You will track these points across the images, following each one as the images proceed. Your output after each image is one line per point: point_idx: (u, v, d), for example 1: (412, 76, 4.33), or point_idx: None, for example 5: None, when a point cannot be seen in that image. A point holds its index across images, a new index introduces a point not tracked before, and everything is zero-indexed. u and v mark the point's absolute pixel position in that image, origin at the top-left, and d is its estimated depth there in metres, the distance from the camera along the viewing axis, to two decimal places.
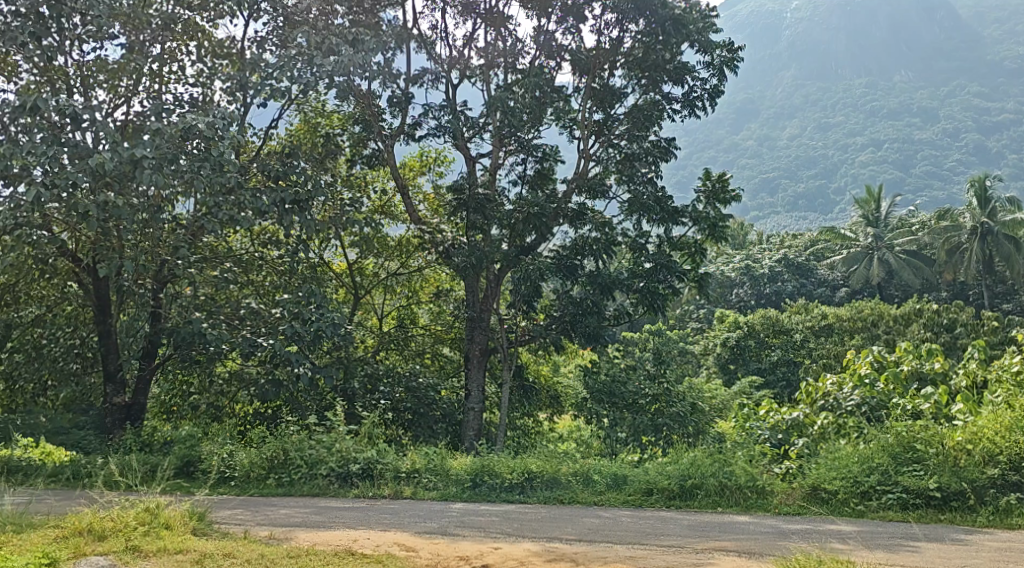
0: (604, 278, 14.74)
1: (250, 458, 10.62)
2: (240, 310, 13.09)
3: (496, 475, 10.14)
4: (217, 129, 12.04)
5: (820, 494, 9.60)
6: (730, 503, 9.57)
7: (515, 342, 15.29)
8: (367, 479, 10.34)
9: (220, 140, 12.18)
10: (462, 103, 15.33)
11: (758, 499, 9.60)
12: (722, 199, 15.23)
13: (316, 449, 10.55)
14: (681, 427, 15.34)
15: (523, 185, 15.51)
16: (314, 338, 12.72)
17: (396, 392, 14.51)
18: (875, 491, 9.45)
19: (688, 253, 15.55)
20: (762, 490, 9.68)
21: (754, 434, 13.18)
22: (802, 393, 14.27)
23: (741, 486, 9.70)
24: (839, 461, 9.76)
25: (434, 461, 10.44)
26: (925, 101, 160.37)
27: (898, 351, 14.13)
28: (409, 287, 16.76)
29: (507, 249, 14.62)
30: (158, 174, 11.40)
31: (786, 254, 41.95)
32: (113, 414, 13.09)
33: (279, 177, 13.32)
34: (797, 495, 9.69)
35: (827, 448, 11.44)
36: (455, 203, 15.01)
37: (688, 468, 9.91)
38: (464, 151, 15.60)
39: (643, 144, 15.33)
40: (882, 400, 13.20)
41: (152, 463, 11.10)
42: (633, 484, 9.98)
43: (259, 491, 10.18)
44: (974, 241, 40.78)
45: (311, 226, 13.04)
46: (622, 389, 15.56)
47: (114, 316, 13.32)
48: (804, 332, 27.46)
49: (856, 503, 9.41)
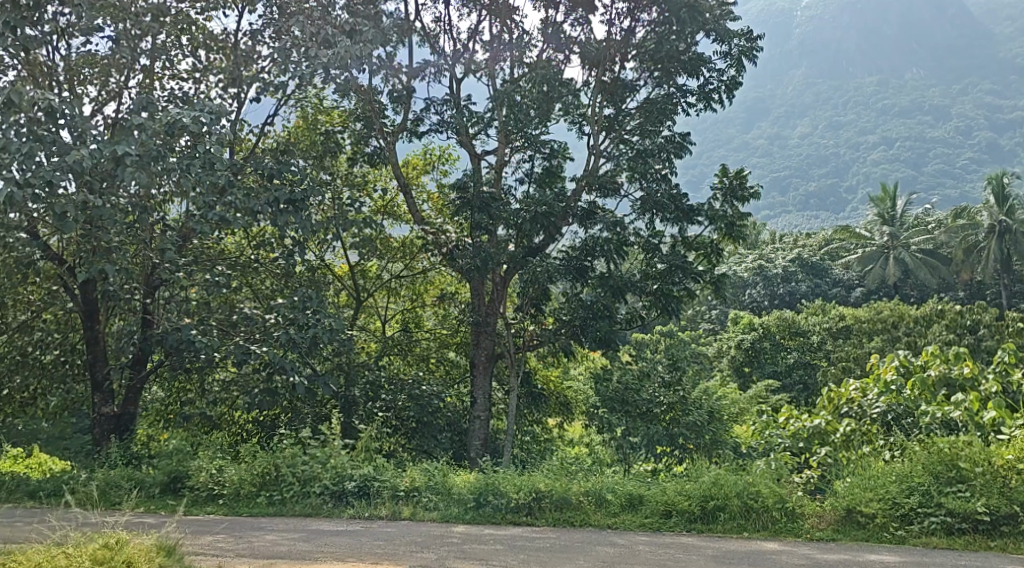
0: (614, 280, 14.12)
1: (240, 475, 9.96)
2: (232, 316, 12.39)
3: (501, 495, 9.42)
4: (203, 123, 11.20)
5: (853, 515, 8.90)
6: (756, 528, 8.88)
7: (522, 347, 14.70)
8: (363, 498, 9.65)
9: (208, 135, 11.44)
10: (466, 97, 14.83)
11: (788, 522, 8.93)
12: (740, 197, 14.47)
13: (311, 465, 9.88)
14: (697, 436, 14.68)
15: (530, 183, 14.81)
16: (310, 346, 12.02)
17: (399, 400, 13.84)
18: (916, 514, 8.75)
19: (704, 254, 14.79)
20: (791, 511, 8.99)
21: (774, 444, 12.48)
22: (823, 399, 13.48)
23: (766, 506, 9.00)
24: (875, 478, 9.05)
25: (435, 478, 9.72)
26: (935, 100, 159.27)
27: (924, 355, 13.35)
28: (413, 289, 16.08)
29: (514, 250, 13.93)
30: (141, 172, 10.64)
31: (801, 253, 41.10)
32: (102, 425, 12.43)
33: (275, 175, 12.52)
34: (829, 517, 8.99)
35: (859, 466, 10.66)
36: (457, 201, 14.24)
37: (710, 487, 9.19)
38: (469, 148, 15.09)
39: (657, 140, 14.53)
40: (909, 408, 12.49)
41: (137, 480, 10.44)
42: (649, 506, 9.29)
43: (249, 512, 9.51)
44: (991, 241, 39.94)
45: (306, 227, 12.27)
46: (636, 398, 14.93)
47: (103, 321, 12.67)
48: (820, 334, 26.78)
49: (896, 528, 8.70)
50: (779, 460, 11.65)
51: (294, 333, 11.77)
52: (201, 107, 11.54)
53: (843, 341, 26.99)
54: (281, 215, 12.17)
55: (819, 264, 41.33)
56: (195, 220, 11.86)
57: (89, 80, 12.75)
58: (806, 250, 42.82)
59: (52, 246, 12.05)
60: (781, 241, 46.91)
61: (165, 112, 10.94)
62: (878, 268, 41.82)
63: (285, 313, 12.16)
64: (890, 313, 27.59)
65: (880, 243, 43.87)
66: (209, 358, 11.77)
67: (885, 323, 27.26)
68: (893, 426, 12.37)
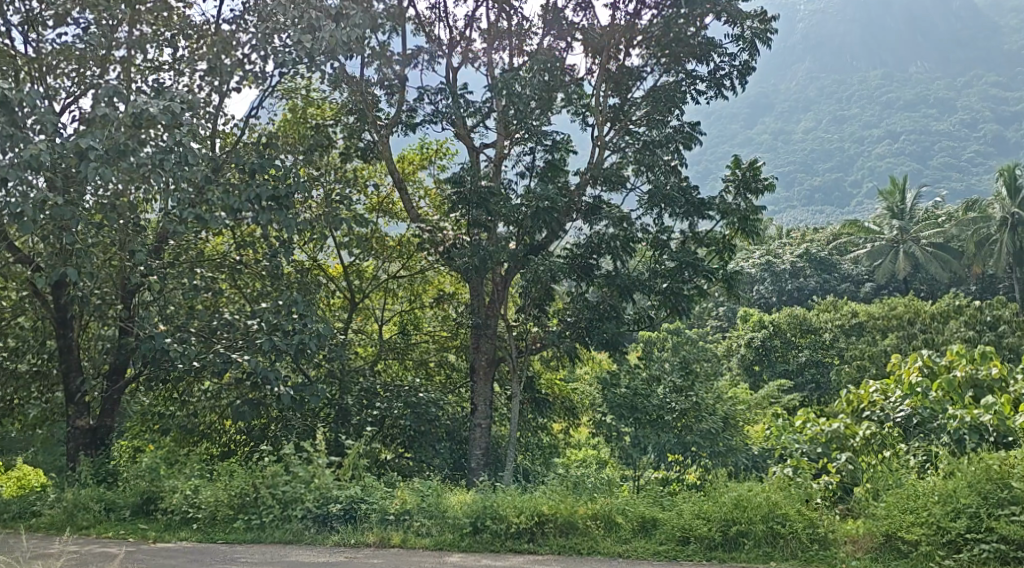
0: (621, 279, 13.37)
1: (217, 496, 9.19)
2: (212, 322, 11.56)
3: (500, 519, 8.67)
4: (176, 112, 10.25)
5: (894, 542, 8.20)
6: (784, 557, 8.20)
7: (525, 351, 13.83)
8: (349, 523, 8.87)
9: (181, 126, 10.46)
10: (463, 86, 13.94)
11: (820, 549, 8.24)
12: (754, 189, 13.62)
13: (293, 486, 9.11)
14: (710, 444, 13.74)
15: (532, 178, 13.95)
16: (296, 353, 11.14)
17: (394, 408, 13.04)
18: (965, 540, 7.94)
19: (716, 251, 13.80)
20: (823, 538, 8.31)
21: (790, 448, 11.67)
22: (842, 402, 12.76)
23: (795, 531, 8.32)
24: (915, 499, 8.29)
25: (429, 500, 8.92)
26: (939, 92, 158.20)
27: (948, 355, 12.48)
28: (410, 290, 15.24)
29: (514, 248, 13.05)
30: (107, 168, 9.72)
31: (810, 248, 40.22)
32: (77, 438, 11.61)
33: (256, 172, 11.50)
34: (864, 542, 8.28)
35: (889, 480, 9.85)
36: (454, 197, 13.42)
37: (733, 510, 8.53)
38: (466, 140, 14.24)
39: (665, 130, 13.94)
40: (935, 411, 11.67)
41: (107, 501, 9.67)
42: (664, 530, 8.57)
43: (224, 539, 8.72)
44: (1005, 234, 39.06)
45: (290, 226, 11.31)
46: (645, 403, 13.87)
47: (78, 330, 11.81)
48: (834, 331, 25.94)
49: (942, 557, 7.96)
50: (796, 467, 10.98)
51: (277, 340, 10.89)
52: (174, 97, 10.65)
53: (856, 338, 26.15)
54: (263, 213, 11.16)
55: (828, 259, 40.45)
56: (170, 221, 11.00)
57: (60, 71, 11.93)
58: (816, 245, 41.98)
59: (20, 248, 11.22)
60: (789, 236, 46.05)
61: (131, 102, 10.06)
62: (889, 262, 40.98)
63: (269, 318, 11.24)
64: (904, 310, 26.75)
65: (890, 237, 43.03)
66: (188, 369, 10.96)
67: (899, 320, 26.45)
68: (919, 432, 11.56)
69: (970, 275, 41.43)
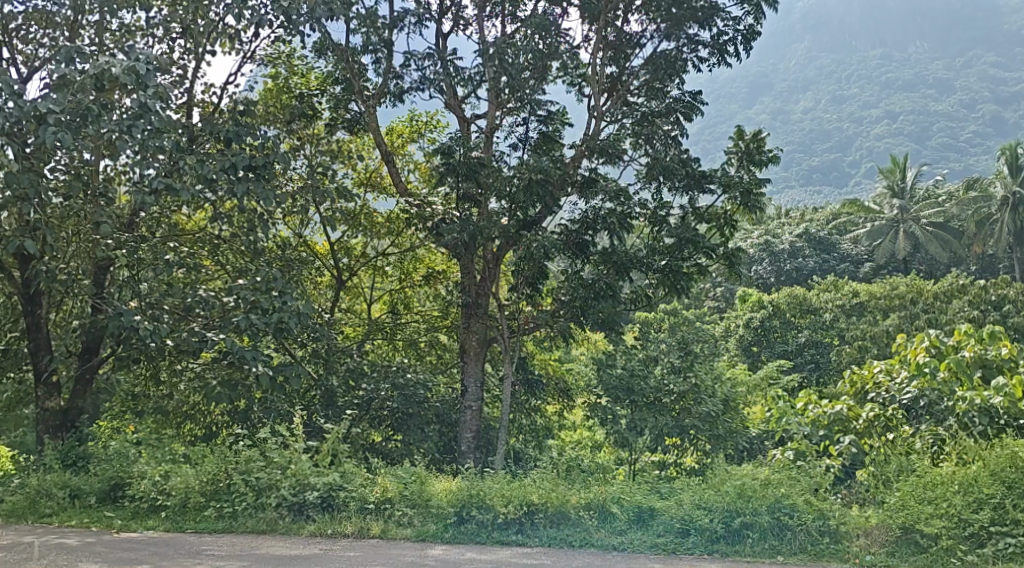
0: (617, 256, 12.71)
1: (187, 482, 8.66)
2: (186, 298, 10.75)
3: (487, 508, 8.25)
4: (139, 72, 9.42)
5: (912, 535, 7.76)
6: (792, 551, 7.73)
7: (518, 331, 13.33)
8: (327, 512, 8.37)
9: (145, 87, 9.66)
10: (452, 52, 13.35)
11: (831, 543, 7.78)
12: (757, 161, 13.06)
13: (268, 472, 8.58)
14: (710, 428, 13.11)
15: (525, 150, 13.21)
16: (274, 332, 10.56)
17: (382, 390, 12.55)
18: (989, 534, 7.59)
19: (717, 226, 13.28)
20: (833, 531, 7.84)
21: (792, 431, 11.21)
22: (845, 383, 12.39)
23: (803, 524, 7.88)
24: (933, 488, 7.92)
25: (411, 488, 8.47)
26: (938, 73, 157.41)
27: (956, 335, 11.93)
28: (399, 268, 14.73)
29: (506, 223, 12.46)
30: (67, 134, 9.10)
31: (809, 228, 39.60)
32: (46, 421, 11.08)
33: (232, 140, 10.92)
34: (878, 535, 7.80)
35: (901, 467, 9.35)
36: (441, 167, 12.56)
37: (735, 500, 8.06)
38: (457, 110, 13.65)
39: (665, 100, 13.42)
40: (942, 393, 11.12)
41: (73, 487, 9.14)
42: (662, 522, 8.10)
43: (193, 528, 8.21)
44: (1005, 214, 38.68)
45: (268, 197, 10.66)
46: (642, 384, 13.31)
47: (48, 306, 11.25)
48: (833, 312, 25.49)
49: (965, 551, 7.54)
50: (796, 448, 10.76)
51: (254, 318, 10.28)
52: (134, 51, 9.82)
53: (857, 319, 25.64)
54: (240, 182, 10.55)
55: (828, 239, 39.90)
56: (140, 192, 10.39)
57: (28, 35, 11.30)
58: (815, 224, 41.38)
59: None
60: (787, 216, 45.45)
61: (93, 61, 9.36)
62: (888, 242, 40.50)
63: (245, 294, 10.57)
64: (907, 289, 26.26)
65: (890, 217, 42.55)
66: (159, 349, 10.39)
67: (903, 299, 25.74)
68: (926, 415, 11.06)
69: (970, 255, 40.95)
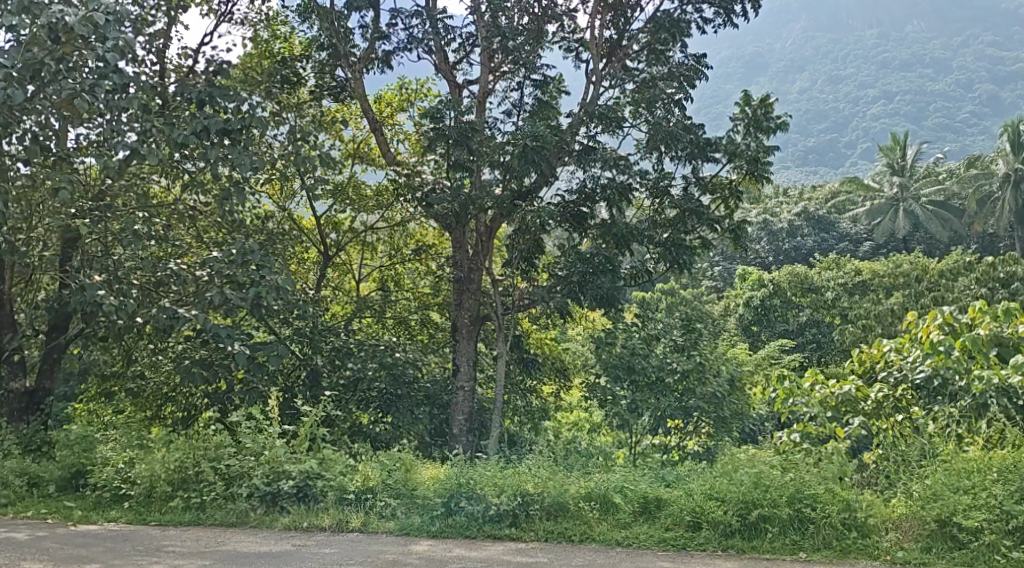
0: (617, 229, 12.08)
1: (153, 469, 8.04)
2: (156, 273, 10.02)
3: (477, 499, 7.63)
4: (97, 23, 8.64)
5: (948, 529, 7.16)
6: (815, 547, 7.13)
7: (512, 308, 12.65)
8: (302, 503, 7.79)
9: (104, 40, 8.88)
10: (442, 10, 12.54)
11: (859, 538, 7.19)
12: (765, 128, 12.33)
13: (239, 460, 8.04)
14: (715, 409, 12.57)
15: (520, 115, 12.52)
16: (252, 307, 9.84)
17: (369, 369, 11.85)
18: None
19: (721, 198, 12.68)
20: (860, 524, 7.26)
21: (798, 414, 10.66)
22: (852, 362, 11.75)
23: (827, 516, 7.29)
24: (970, 477, 7.39)
25: (394, 478, 7.94)
26: (935, 52, 156.43)
27: (970, 313, 11.22)
28: (390, 243, 14.04)
29: (500, 194, 11.76)
30: (17, 89, 8.32)
31: (808, 206, 38.89)
32: (10, 403, 10.41)
33: (205, 102, 10.18)
34: (909, 528, 7.26)
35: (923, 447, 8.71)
36: (431, 133, 11.90)
37: (751, 491, 7.45)
38: (447, 75, 12.95)
39: (668, 65, 12.76)
40: (957, 370, 10.38)
41: (31, 475, 8.53)
42: (670, 513, 7.54)
43: (158, 520, 7.58)
44: (1007, 191, 38.07)
45: (244, 162, 9.95)
46: (644, 364, 12.56)
47: (11, 281, 10.55)
48: (835, 290, 24.87)
49: (1009, 548, 6.95)
50: (802, 431, 10.25)
51: (229, 293, 9.56)
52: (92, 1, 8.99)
53: (860, 297, 25.03)
54: (212, 147, 9.85)
55: (828, 217, 39.23)
56: (105, 157, 9.67)
57: None
58: (814, 203, 40.76)
59: None
60: (786, 194, 44.75)
61: (46, 11, 8.58)
62: (888, 220, 39.87)
63: (220, 268, 9.87)
64: (911, 267, 25.64)
65: (890, 195, 41.89)
66: (127, 326, 9.70)
67: (907, 277, 25.04)
68: (940, 396, 10.38)
69: (971, 233, 40.33)
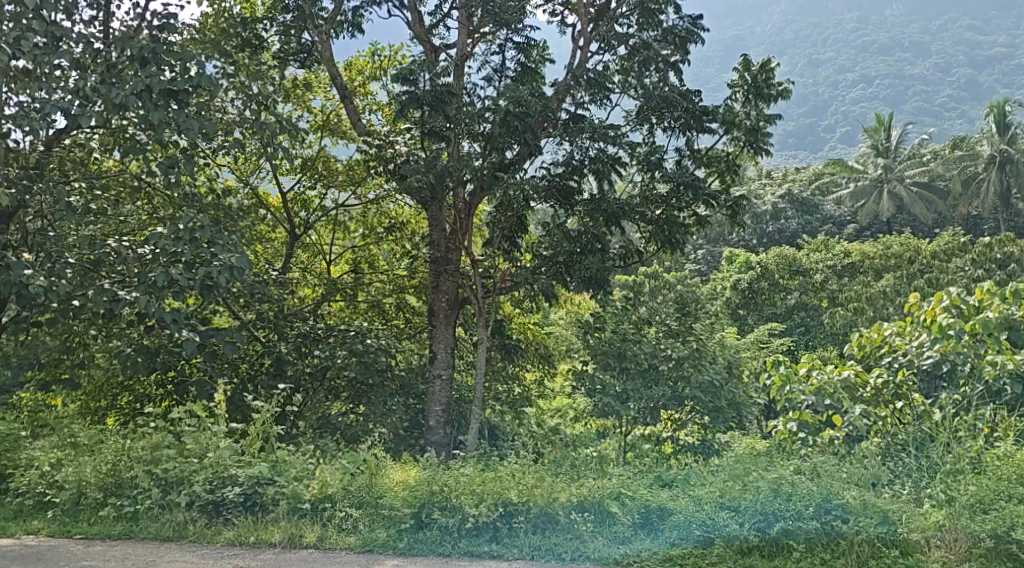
0: (607, 204, 11.08)
1: (81, 474, 7.63)
2: (95, 250, 8.98)
3: (451, 509, 7.07)
4: None
5: (1006, 545, 6.45)
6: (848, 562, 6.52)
7: (493, 290, 11.73)
8: (249, 514, 7.25)
9: None
10: None
11: (899, 556, 6.53)
12: (765, 96, 11.38)
13: (179, 465, 7.43)
14: (710, 399, 11.58)
15: (501, 81, 11.56)
16: (201, 289, 8.75)
17: (338, 357, 10.81)
18: None
19: (717, 171, 11.70)
20: (899, 541, 6.61)
21: (795, 400, 9.42)
22: (851, 347, 10.53)
23: (859, 532, 6.67)
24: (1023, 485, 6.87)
25: (357, 484, 7.31)
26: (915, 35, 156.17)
27: (978, 294, 10.17)
28: (363, 223, 13.12)
29: (479, 165, 10.74)
30: None
31: (794, 188, 38.02)
32: None
33: (147, 60, 9.01)
34: (952, 540, 6.58)
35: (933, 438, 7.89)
36: (403, 97, 10.95)
37: (770, 500, 6.89)
38: (423, 36, 11.93)
39: (659, 28, 11.67)
40: (971, 355, 9.41)
41: None
42: (670, 526, 6.93)
43: (83, 533, 7.14)
44: (993, 173, 37.42)
45: (192, 127, 8.87)
46: (635, 350, 11.64)
47: None
48: (824, 272, 24.02)
49: None
50: (798, 419, 9.29)
51: (175, 273, 8.44)
52: None
53: (849, 280, 24.22)
54: (155, 108, 8.70)
55: (812, 199, 38.40)
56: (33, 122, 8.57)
57: None
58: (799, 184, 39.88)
59: None
60: (771, 175, 43.84)
61: None
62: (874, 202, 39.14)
63: (165, 245, 8.78)
64: (902, 249, 24.85)
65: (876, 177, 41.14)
66: (62, 310, 8.79)
67: (898, 259, 24.23)
68: (948, 385, 9.48)
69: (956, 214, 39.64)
